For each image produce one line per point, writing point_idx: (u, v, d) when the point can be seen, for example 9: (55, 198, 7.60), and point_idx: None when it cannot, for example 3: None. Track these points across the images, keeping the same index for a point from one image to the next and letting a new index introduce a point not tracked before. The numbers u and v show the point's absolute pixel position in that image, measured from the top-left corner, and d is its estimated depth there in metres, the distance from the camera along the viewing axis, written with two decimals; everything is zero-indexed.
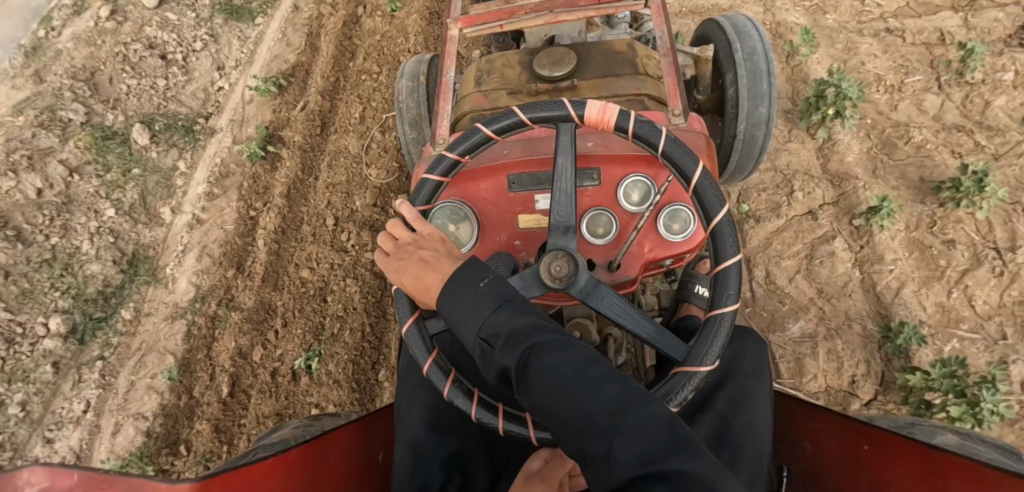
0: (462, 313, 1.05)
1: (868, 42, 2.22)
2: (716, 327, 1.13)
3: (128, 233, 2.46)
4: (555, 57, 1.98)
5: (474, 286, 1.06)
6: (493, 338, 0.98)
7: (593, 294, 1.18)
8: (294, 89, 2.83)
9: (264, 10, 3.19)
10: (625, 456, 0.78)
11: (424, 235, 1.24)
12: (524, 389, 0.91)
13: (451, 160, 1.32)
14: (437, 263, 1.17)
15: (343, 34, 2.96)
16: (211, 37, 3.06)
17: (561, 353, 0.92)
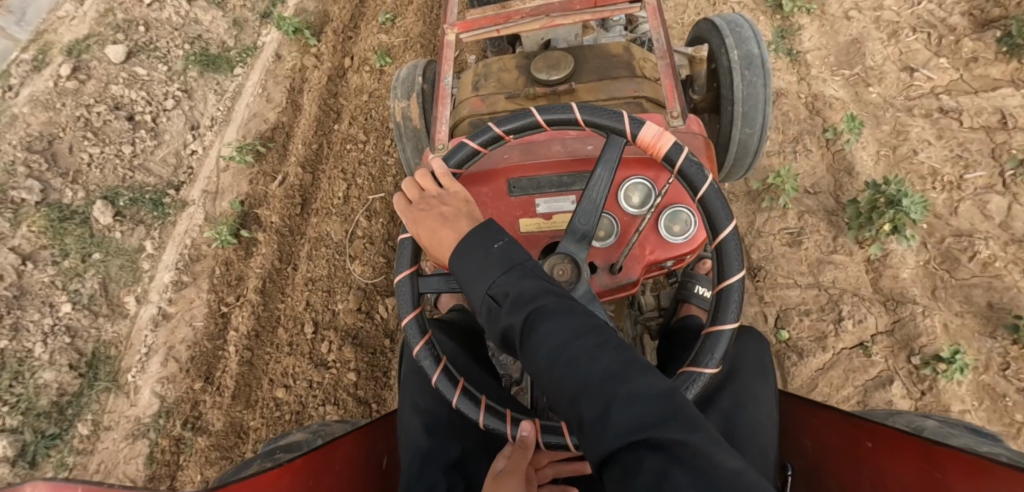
0: (470, 270, 1.02)
1: (920, 125, 1.95)
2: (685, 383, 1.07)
3: (87, 330, 2.21)
4: (552, 61, 1.89)
5: (488, 248, 1.02)
6: (503, 297, 0.96)
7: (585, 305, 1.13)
8: (273, 156, 2.56)
9: (243, 60, 2.97)
10: (620, 424, 0.78)
11: (451, 192, 1.17)
12: (527, 352, 0.90)
13: (488, 135, 1.24)
14: (449, 225, 1.11)
15: (327, 88, 2.70)
16: (185, 92, 2.80)
17: (568, 320, 0.90)
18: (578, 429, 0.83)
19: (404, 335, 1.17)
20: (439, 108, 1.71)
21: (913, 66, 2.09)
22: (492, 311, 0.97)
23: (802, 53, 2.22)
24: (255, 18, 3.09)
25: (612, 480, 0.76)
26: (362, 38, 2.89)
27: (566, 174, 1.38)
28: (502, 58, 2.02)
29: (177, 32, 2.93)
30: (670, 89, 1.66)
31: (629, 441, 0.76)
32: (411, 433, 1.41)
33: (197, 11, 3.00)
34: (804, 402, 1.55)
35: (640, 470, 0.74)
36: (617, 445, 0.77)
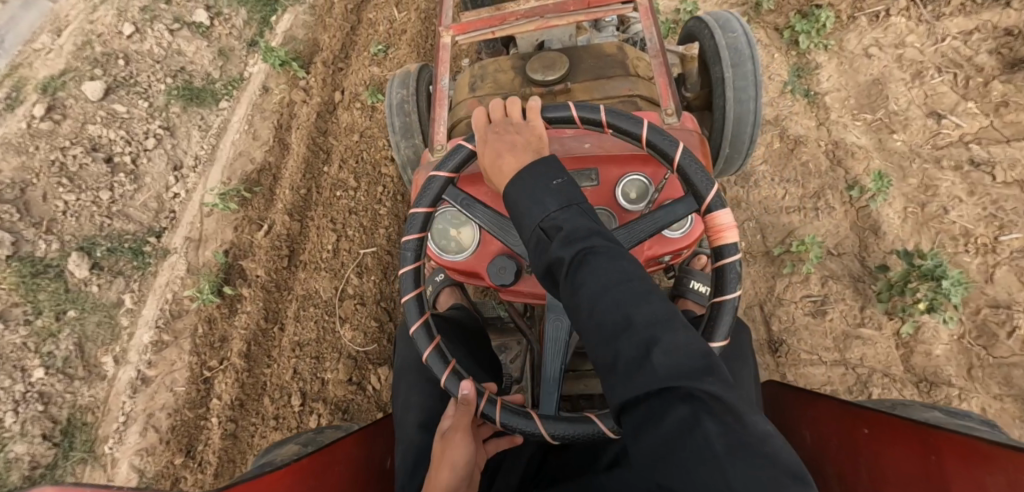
0: (524, 199, 0.99)
1: (950, 179, 1.82)
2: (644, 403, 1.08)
3: (62, 395, 2.09)
4: (548, 61, 1.87)
5: (546, 184, 0.99)
6: (557, 230, 0.93)
7: (554, 307, 1.24)
8: (258, 201, 2.41)
9: (229, 92, 2.84)
10: (661, 367, 0.79)
11: (530, 125, 1.13)
12: (572, 287, 0.89)
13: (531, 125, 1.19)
14: (509, 154, 1.09)
15: (316, 125, 2.57)
16: (167, 130, 2.67)
17: (616, 264, 0.89)
18: (608, 367, 0.85)
19: (399, 283, 1.22)
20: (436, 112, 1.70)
21: (940, 111, 1.96)
22: (541, 242, 0.94)
23: (821, 94, 2.09)
24: (242, 48, 2.98)
25: (635, 421, 0.81)
26: (352, 70, 2.75)
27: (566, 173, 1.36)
28: (497, 59, 1.99)
29: (159, 65, 2.79)
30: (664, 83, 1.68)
31: (663, 386, 0.78)
32: (406, 431, 1.41)
33: (180, 42, 2.86)
34: (797, 392, 1.52)
35: (671, 415, 0.77)
36: (651, 389, 0.79)
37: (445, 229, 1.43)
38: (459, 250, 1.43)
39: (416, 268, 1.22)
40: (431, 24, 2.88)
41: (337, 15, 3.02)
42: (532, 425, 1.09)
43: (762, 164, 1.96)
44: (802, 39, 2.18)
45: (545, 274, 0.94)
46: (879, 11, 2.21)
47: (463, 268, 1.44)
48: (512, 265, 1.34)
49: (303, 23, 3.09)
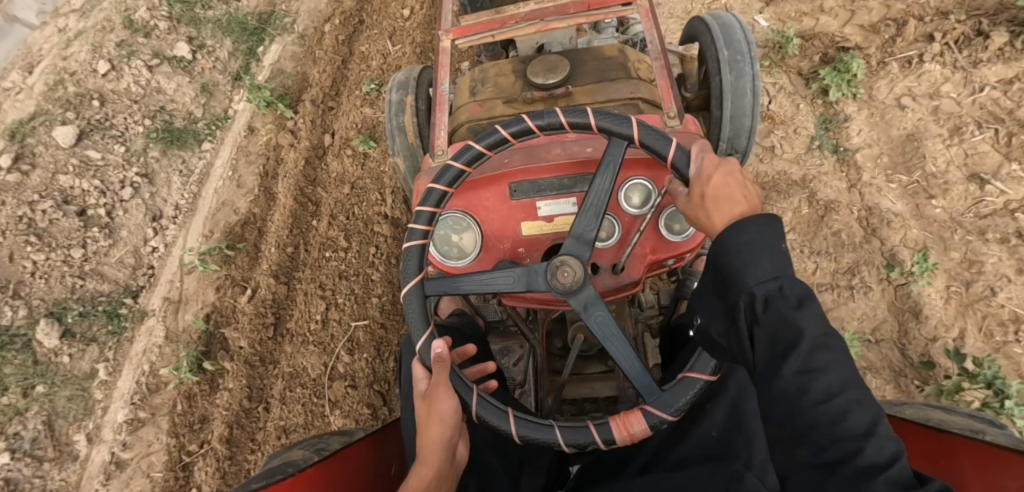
0: (742, 250, 0.86)
1: (996, 254, 1.67)
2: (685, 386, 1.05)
3: (30, 479, 1.96)
4: (549, 64, 1.84)
5: (769, 247, 0.85)
6: (803, 300, 0.81)
7: (530, 269, 1.14)
8: (242, 260, 2.24)
9: (212, 133, 2.67)
10: (894, 471, 0.73)
11: (737, 171, 0.98)
12: (802, 370, 0.79)
13: (520, 128, 1.14)
14: (715, 197, 0.96)
15: (305, 173, 2.40)
16: (146, 177, 2.50)
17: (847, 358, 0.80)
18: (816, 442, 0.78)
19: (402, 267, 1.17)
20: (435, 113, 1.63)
21: (982, 175, 1.80)
22: (770, 308, 0.82)
23: (851, 151, 1.92)
24: (228, 83, 2.84)
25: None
26: (343, 111, 2.56)
27: (568, 177, 1.35)
28: (497, 64, 1.98)
29: (136, 104, 2.61)
30: (664, 86, 1.68)
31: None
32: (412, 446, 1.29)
33: (159, 79, 2.69)
34: None
35: None
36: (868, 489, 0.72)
37: (447, 234, 1.36)
38: (462, 255, 1.37)
39: (426, 313, 1.17)
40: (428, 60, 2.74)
41: (328, 49, 2.87)
42: (479, 408, 1.11)
43: (789, 232, 1.81)
44: (828, 83, 2.02)
45: (764, 345, 0.82)
46: (910, 56, 2.06)
47: (467, 273, 1.40)
48: (517, 270, 1.31)
49: (292, 55, 2.93)
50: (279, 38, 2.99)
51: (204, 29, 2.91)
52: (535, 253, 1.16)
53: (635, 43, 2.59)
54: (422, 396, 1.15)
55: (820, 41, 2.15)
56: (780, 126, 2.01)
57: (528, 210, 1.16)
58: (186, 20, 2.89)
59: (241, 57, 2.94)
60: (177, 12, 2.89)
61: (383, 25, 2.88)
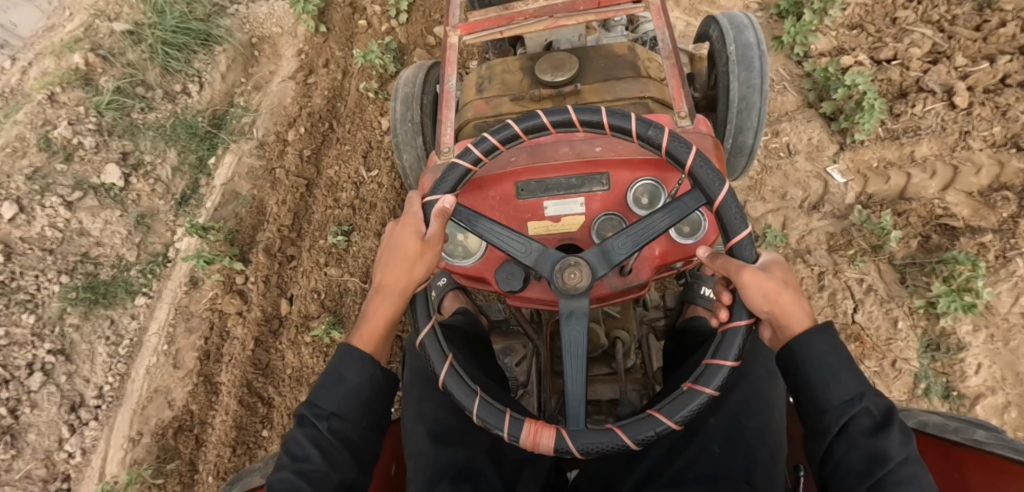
0: (822, 363, 0.99)
1: None
2: (704, 177, 1.09)
3: None
4: (556, 62, 1.81)
5: (852, 364, 1.00)
6: (888, 415, 0.95)
7: (546, 258, 1.12)
8: (173, 488, 1.85)
9: (146, 285, 2.20)
10: None
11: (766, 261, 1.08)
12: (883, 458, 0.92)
13: (514, 133, 1.14)
14: (787, 305, 1.01)
15: (254, 356, 1.94)
16: (61, 353, 2.03)
17: (924, 477, 0.93)
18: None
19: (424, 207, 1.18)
20: (444, 116, 1.72)
21: None
22: (854, 418, 0.95)
23: (966, 398, 1.52)
24: (171, 210, 2.36)
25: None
26: (302, 269, 2.07)
27: (576, 178, 1.30)
28: (506, 61, 1.92)
29: (51, 255, 2.13)
30: (677, 85, 1.64)
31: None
32: (418, 447, 1.34)
33: (82, 217, 2.19)
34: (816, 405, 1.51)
35: None
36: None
37: (454, 234, 1.35)
38: (466, 254, 1.35)
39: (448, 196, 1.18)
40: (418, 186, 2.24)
41: (292, 170, 2.35)
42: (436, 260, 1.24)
43: None
44: (939, 302, 1.56)
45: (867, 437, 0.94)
46: None
47: (470, 273, 1.37)
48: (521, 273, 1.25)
49: (248, 170, 2.43)
50: (234, 147, 2.51)
51: (141, 142, 2.42)
52: (534, 268, 1.13)
53: (645, 41, 2.51)
54: (423, 239, 1.18)
55: (918, 214, 1.68)
56: (872, 352, 1.59)
57: (497, 237, 1.16)
58: (122, 129, 2.41)
59: (187, 172, 2.46)
60: (110, 121, 2.41)
61: (357, 138, 2.36)
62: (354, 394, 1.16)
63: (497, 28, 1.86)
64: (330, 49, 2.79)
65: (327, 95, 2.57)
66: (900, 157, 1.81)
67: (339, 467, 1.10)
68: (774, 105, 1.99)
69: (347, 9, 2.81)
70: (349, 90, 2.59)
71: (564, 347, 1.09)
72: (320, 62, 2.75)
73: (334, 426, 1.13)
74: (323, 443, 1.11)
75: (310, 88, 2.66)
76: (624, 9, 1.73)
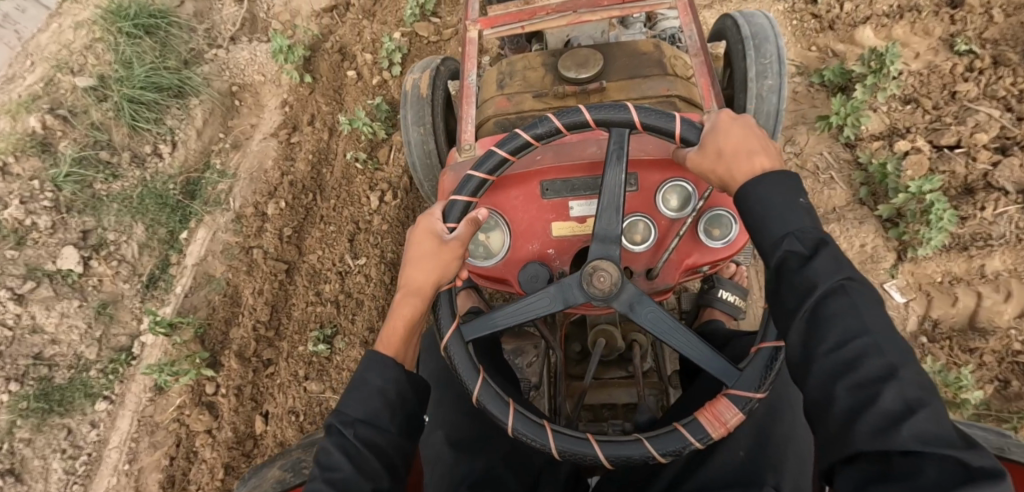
0: (758, 208, 0.90)
1: None
2: (620, 119, 1.09)
3: None
4: (580, 59, 1.71)
5: (791, 195, 0.88)
6: (818, 246, 0.82)
7: (560, 290, 1.08)
8: None
9: (105, 389, 1.98)
10: (921, 427, 0.66)
11: (721, 126, 1.02)
12: (822, 309, 0.79)
13: (501, 157, 1.15)
14: (733, 166, 0.96)
15: (224, 487, 1.75)
16: (9, 473, 1.83)
17: (872, 303, 0.78)
18: (834, 419, 0.74)
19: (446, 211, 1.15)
20: (464, 111, 1.65)
21: None
22: (786, 261, 0.84)
23: None
24: (136, 293, 2.12)
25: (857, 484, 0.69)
26: (279, 381, 1.88)
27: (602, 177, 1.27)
28: (525, 57, 1.84)
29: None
30: (707, 84, 1.58)
31: (913, 448, 0.65)
32: (437, 455, 1.27)
33: (34, 311, 1.98)
34: None
35: (929, 435, 0.66)
36: (896, 446, 0.66)
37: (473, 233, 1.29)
38: (488, 256, 1.28)
39: (467, 202, 1.15)
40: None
41: (271, 252, 2.10)
42: (447, 324, 1.10)
43: None
44: None
45: (807, 290, 0.81)
46: None
47: (490, 275, 1.31)
48: (546, 273, 1.23)
49: (222, 247, 2.19)
50: (208, 220, 2.26)
51: (103, 217, 2.18)
52: (566, 304, 1.08)
53: (665, 38, 2.31)
54: (440, 241, 1.10)
55: (994, 352, 1.50)
56: None
57: (515, 313, 1.09)
58: (85, 204, 2.18)
59: (156, 248, 2.22)
60: (68, 195, 2.17)
61: (343, 216, 2.10)
62: (381, 396, 1.04)
63: (519, 24, 1.85)
64: (316, 103, 2.52)
65: (311, 160, 2.31)
66: (968, 270, 1.57)
67: (370, 476, 0.96)
68: (821, 198, 1.75)
69: (335, 55, 2.60)
70: (336, 153, 2.32)
71: (664, 339, 1.06)
72: (305, 118, 2.48)
73: (362, 434, 0.99)
74: (351, 450, 0.97)
75: (293, 149, 2.40)
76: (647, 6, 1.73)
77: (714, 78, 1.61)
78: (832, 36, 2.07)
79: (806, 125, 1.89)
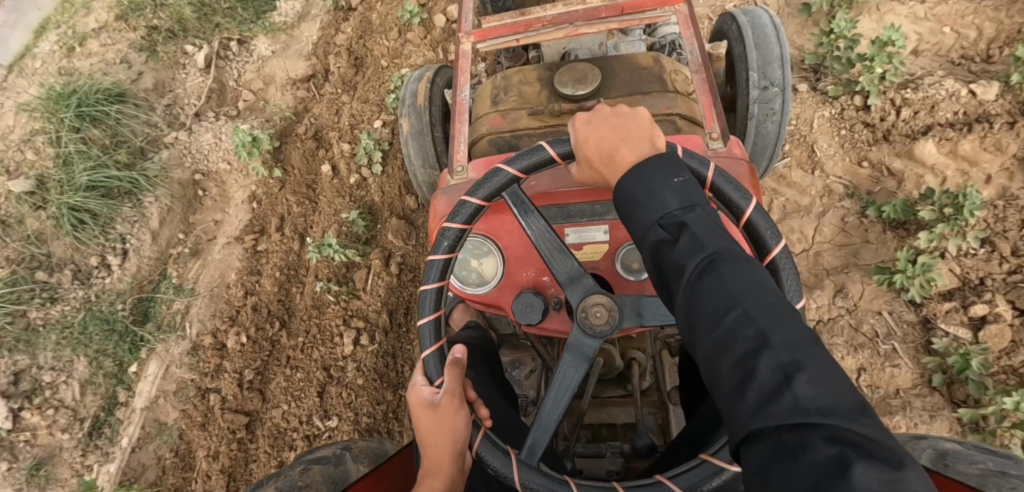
0: (639, 196, 0.82)
1: None
2: (490, 179, 1.01)
3: None
4: (577, 72, 1.45)
5: (663, 179, 0.82)
6: (680, 227, 0.75)
7: (574, 351, 0.99)
8: None
9: None
10: (805, 392, 0.56)
11: (592, 125, 0.95)
12: (689, 286, 0.71)
13: (457, 230, 1.00)
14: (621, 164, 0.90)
15: None
16: None
17: (743, 269, 0.70)
18: (724, 402, 0.63)
19: (423, 368, 0.99)
20: (457, 129, 1.40)
21: None
22: (665, 242, 0.77)
23: None
24: (77, 444, 1.87)
25: (755, 463, 0.57)
26: None
27: (599, 202, 1.16)
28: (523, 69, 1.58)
29: None
30: (708, 102, 1.30)
31: (801, 417, 0.55)
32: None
33: None
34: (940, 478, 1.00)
35: (810, 398, 0.56)
36: (779, 412, 0.56)
37: (465, 259, 1.21)
38: (481, 282, 1.20)
39: (438, 349, 0.99)
40: (389, 424, 1.77)
41: (229, 400, 1.83)
42: (508, 468, 0.91)
43: None
44: None
45: (679, 266, 0.73)
46: None
47: (485, 304, 1.21)
48: (542, 301, 1.12)
49: (176, 386, 1.90)
50: (160, 351, 1.97)
51: (39, 355, 1.93)
52: (586, 359, 0.99)
53: (664, 46, 1.95)
54: (432, 408, 0.97)
55: None
56: None
57: (563, 384, 0.99)
58: (17, 340, 1.94)
59: (102, 385, 1.94)
60: None
61: (311, 358, 1.84)
62: None
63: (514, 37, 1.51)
64: (286, 201, 2.19)
65: (278, 277, 2.01)
66: None
67: None
68: (881, 378, 1.51)
69: (310, 143, 2.28)
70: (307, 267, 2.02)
71: None
72: (273, 222, 2.16)
73: None
74: None
75: (259, 260, 2.09)
76: (648, 19, 1.44)
77: (715, 94, 1.32)
78: (886, 149, 1.75)
79: (859, 271, 1.62)
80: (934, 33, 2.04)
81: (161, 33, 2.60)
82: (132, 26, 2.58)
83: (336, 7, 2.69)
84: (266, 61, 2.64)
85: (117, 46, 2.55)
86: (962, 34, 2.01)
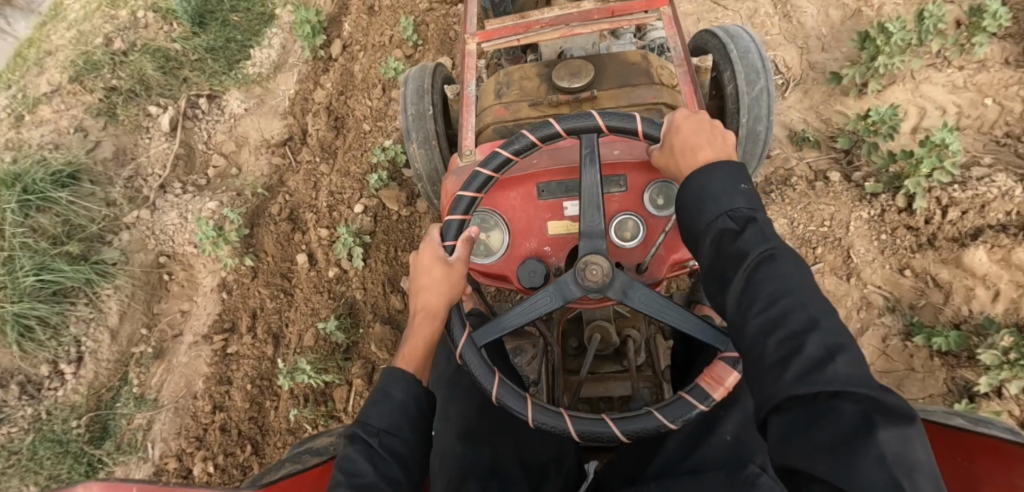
0: (705, 187, 0.81)
1: None
2: (579, 119, 0.96)
3: None
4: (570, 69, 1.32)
5: (731, 182, 0.80)
6: (749, 221, 0.75)
7: (557, 287, 0.94)
8: None
9: None
10: (840, 370, 0.60)
11: (691, 119, 0.92)
12: (748, 270, 0.71)
13: (506, 158, 0.97)
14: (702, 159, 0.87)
15: None
16: None
17: (798, 269, 0.71)
18: (759, 372, 0.66)
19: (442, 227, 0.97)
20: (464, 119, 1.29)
21: None
22: (727, 232, 0.76)
23: None
24: None
25: (785, 426, 0.61)
26: None
27: None
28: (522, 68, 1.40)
29: None
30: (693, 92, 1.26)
31: (836, 388, 0.59)
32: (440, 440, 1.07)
33: None
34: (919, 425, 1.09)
35: (846, 376, 0.60)
36: (822, 384, 0.60)
37: None
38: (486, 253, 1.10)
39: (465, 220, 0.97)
40: None
41: None
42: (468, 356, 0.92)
43: None
44: None
45: (739, 252, 0.73)
46: None
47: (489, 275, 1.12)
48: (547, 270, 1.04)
49: None
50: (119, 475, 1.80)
51: None
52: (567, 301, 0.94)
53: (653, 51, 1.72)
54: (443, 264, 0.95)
55: None
56: None
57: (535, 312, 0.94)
58: None
59: None
60: None
61: None
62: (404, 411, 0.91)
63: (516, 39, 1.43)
64: (257, 295, 1.97)
65: (249, 391, 1.82)
66: None
67: None
68: None
69: (284, 225, 2.05)
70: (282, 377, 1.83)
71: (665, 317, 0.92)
72: (244, 321, 1.94)
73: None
74: None
75: (228, 368, 1.87)
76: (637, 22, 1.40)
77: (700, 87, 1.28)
78: (931, 256, 1.54)
79: None
80: (975, 104, 1.81)
81: (121, 94, 2.35)
82: (88, 88, 2.34)
83: (315, 57, 2.43)
84: (238, 119, 2.36)
85: (72, 112, 2.31)
86: (1006, 108, 1.77)
